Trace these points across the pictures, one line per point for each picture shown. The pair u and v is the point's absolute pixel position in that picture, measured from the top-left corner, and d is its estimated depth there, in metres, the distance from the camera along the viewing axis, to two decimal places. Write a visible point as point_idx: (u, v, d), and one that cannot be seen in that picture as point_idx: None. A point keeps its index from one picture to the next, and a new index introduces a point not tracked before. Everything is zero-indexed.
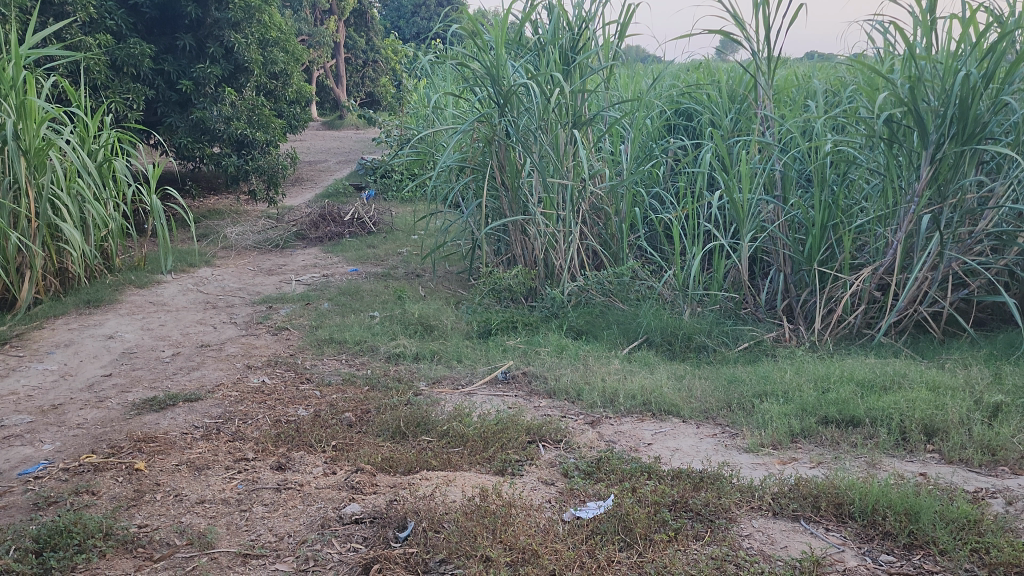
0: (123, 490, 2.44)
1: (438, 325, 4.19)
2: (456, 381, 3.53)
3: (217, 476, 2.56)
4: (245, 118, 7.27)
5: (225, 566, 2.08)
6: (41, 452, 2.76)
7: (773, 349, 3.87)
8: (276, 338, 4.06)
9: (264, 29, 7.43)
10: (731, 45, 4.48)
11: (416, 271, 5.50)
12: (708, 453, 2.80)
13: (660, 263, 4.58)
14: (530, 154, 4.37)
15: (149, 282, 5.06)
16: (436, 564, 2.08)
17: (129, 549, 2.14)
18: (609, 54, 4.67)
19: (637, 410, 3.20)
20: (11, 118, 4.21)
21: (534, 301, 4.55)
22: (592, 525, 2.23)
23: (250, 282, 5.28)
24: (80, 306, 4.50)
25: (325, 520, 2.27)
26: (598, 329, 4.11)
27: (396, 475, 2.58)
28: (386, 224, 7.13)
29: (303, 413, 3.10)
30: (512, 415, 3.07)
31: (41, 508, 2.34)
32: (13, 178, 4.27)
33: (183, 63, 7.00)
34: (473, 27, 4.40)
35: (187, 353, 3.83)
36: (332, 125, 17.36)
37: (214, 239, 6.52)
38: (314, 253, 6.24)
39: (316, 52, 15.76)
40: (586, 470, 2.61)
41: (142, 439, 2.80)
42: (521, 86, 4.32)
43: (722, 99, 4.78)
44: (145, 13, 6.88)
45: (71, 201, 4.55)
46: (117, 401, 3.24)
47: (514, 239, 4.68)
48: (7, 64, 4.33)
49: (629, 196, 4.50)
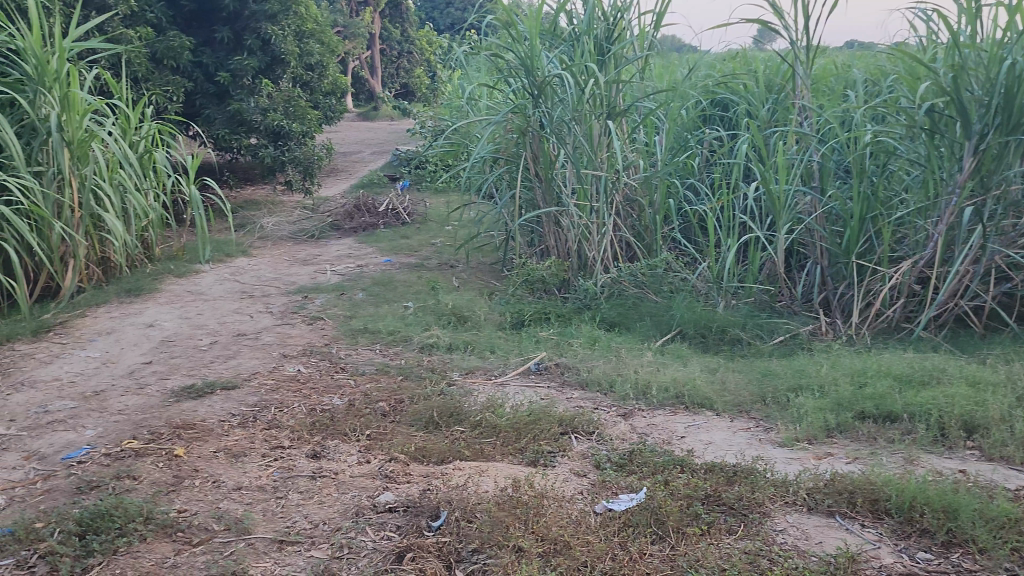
0: (162, 475, 2.49)
1: (471, 316, 4.20)
2: (489, 372, 3.55)
3: (253, 463, 2.60)
4: (281, 108, 7.26)
5: (262, 552, 2.11)
6: (83, 438, 2.82)
7: (809, 343, 3.83)
8: (311, 328, 4.10)
9: (301, 21, 7.47)
10: (768, 34, 4.42)
11: (449, 261, 5.52)
12: (741, 447, 2.78)
13: (694, 256, 4.55)
14: (564, 145, 4.37)
15: (188, 272, 5.14)
16: (468, 553, 2.09)
17: (169, 533, 2.18)
18: (644, 44, 4.63)
19: (670, 403, 3.18)
20: (54, 110, 4.30)
21: (566, 292, 4.53)
22: (623, 517, 2.24)
23: (286, 272, 5.34)
24: (121, 294, 4.58)
25: (360, 508, 2.30)
26: (631, 320, 4.09)
27: (429, 465, 2.60)
28: (420, 214, 7.16)
29: (337, 402, 3.14)
30: (545, 406, 3.07)
31: (84, 491, 2.40)
32: (57, 170, 4.37)
33: (221, 55, 7.15)
34: (508, 17, 4.41)
35: (224, 342, 3.89)
36: (366, 116, 17.45)
37: (251, 229, 6.60)
38: (349, 243, 6.29)
39: (351, 43, 15.78)
40: (618, 462, 2.60)
41: (181, 426, 2.86)
42: (555, 76, 4.34)
43: (759, 89, 4.70)
44: (183, 7, 7.04)
45: (112, 192, 4.64)
46: (157, 388, 3.30)
47: (547, 230, 4.67)
48: (51, 57, 4.41)
49: (663, 187, 4.47)
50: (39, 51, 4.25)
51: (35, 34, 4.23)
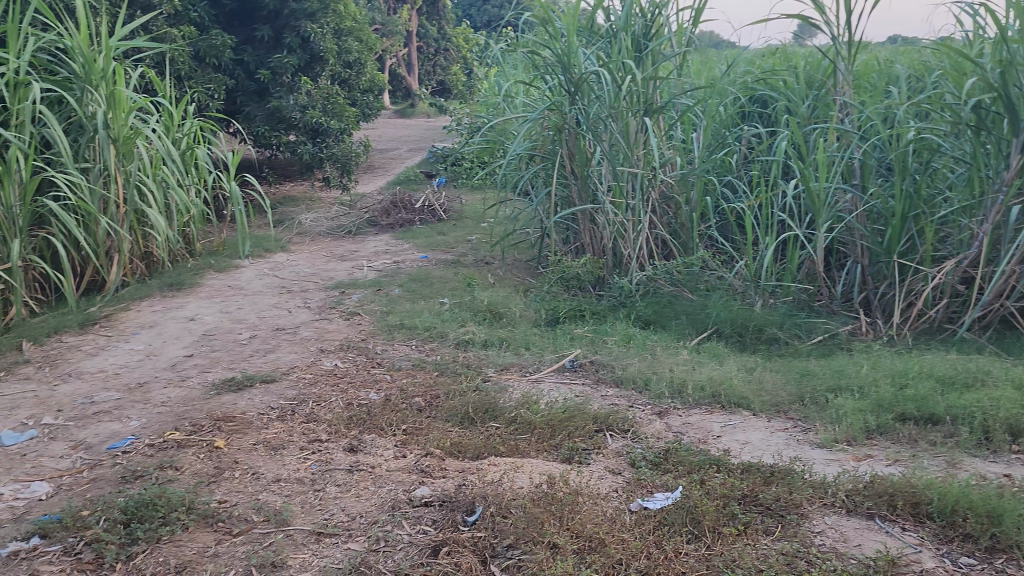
0: (204, 466, 2.54)
1: (507, 312, 4.21)
2: (524, 368, 3.56)
3: (292, 456, 2.64)
4: (319, 105, 7.32)
5: (300, 544, 2.15)
6: (127, 428, 2.88)
7: (849, 343, 3.78)
8: (349, 323, 4.15)
9: (339, 19, 7.53)
10: (809, 29, 4.37)
11: (485, 258, 5.53)
12: (779, 447, 2.75)
13: (731, 253, 4.51)
14: (600, 143, 4.36)
15: (228, 267, 5.21)
16: (503, 549, 2.10)
17: (210, 523, 2.22)
18: (683, 40, 4.60)
19: (706, 402, 3.16)
20: (101, 108, 4.40)
21: (601, 290, 4.52)
22: (658, 516, 2.23)
23: (324, 267, 5.39)
24: (163, 288, 4.67)
25: (396, 502, 2.33)
26: (666, 319, 4.07)
27: (465, 460, 2.62)
28: (456, 211, 7.19)
29: (374, 397, 3.17)
30: (580, 403, 3.07)
31: (128, 481, 2.45)
32: (103, 166, 4.47)
33: (261, 53, 7.25)
34: (545, 14, 4.41)
35: (263, 336, 3.94)
36: (403, 113, 17.57)
37: (289, 225, 6.68)
38: (386, 239, 6.34)
39: (388, 41, 15.87)
40: (653, 460, 2.60)
41: (221, 419, 2.91)
42: (592, 73, 4.33)
43: (798, 85, 4.63)
44: (225, 6, 7.16)
45: (156, 188, 4.72)
46: (198, 380, 3.36)
47: (583, 227, 4.66)
48: (98, 56, 4.51)
49: (700, 184, 4.43)
50: (86, 50, 4.36)
51: (83, 34, 4.34)
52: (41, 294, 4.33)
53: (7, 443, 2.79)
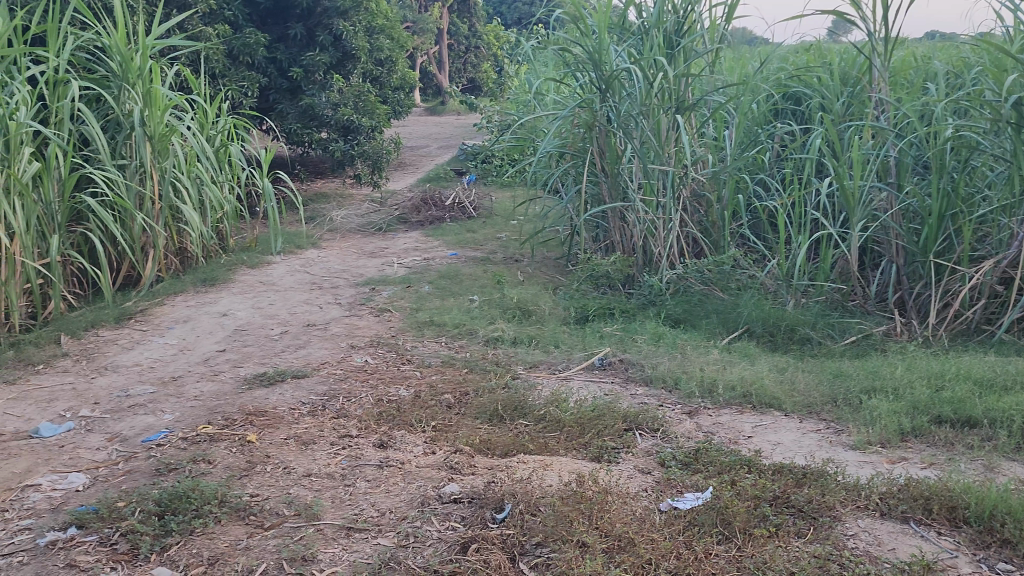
0: (236, 460, 2.57)
1: (536, 310, 4.21)
2: (553, 366, 3.55)
3: (323, 451, 2.66)
4: (352, 103, 7.37)
5: (331, 538, 2.16)
6: (162, 422, 2.93)
7: (883, 343, 3.72)
8: (379, 319, 4.17)
9: (371, 17, 7.56)
10: (844, 25, 4.30)
11: (514, 255, 5.53)
12: (812, 449, 2.72)
13: (763, 252, 4.46)
14: (631, 140, 4.34)
15: (260, 263, 5.26)
16: (531, 547, 2.10)
17: (242, 516, 2.24)
18: (715, 37, 4.55)
19: (737, 402, 3.13)
20: (137, 106, 4.47)
21: (631, 288, 4.50)
22: (688, 517, 2.22)
23: (354, 264, 5.43)
24: (197, 284, 4.72)
25: (425, 498, 2.33)
26: (697, 317, 4.04)
27: (494, 458, 2.62)
28: (486, 208, 7.19)
29: (403, 393, 3.18)
30: (609, 402, 3.06)
31: (162, 473, 2.49)
32: (139, 163, 4.54)
33: (294, 51, 7.31)
34: (576, 11, 4.40)
35: (295, 332, 3.98)
36: (434, 110, 17.63)
37: (321, 222, 6.73)
38: (416, 237, 6.37)
39: (420, 38, 15.93)
40: (683, 460, 2.58)
41: (253, 413, 2.94)
42: (623, 70, 4.32)
43: (833, 82, 4.56)
44: (259, 4, 7.24)
45: (190, 184, 4.78)
46: (230, 375, 3.40)
47: (613, 225, 4.64)
48: (135, 54, 4.57)
49: (732, 182, 4.38)
50: (123, 49, 4.42)
51: (120, 33, 4.40)
52: (79, 289, 4.40)
53: (46, 434, 2.84)
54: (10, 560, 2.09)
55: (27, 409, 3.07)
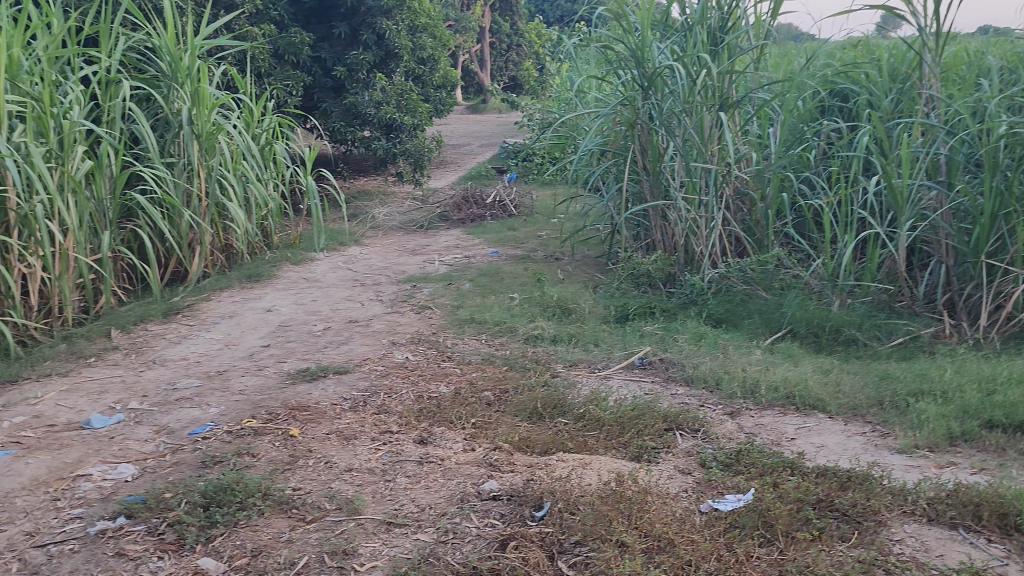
0: (279, 454, 2.61)
1: (576, 308, 4.20)
2: (593, 365, 3.54)
3: (364, 446, 2.68)
4: (394, 102, 7.41)
5: (371, 533, 2.18)
6: (207, 415, 2.98)
7: (932, 346, 3.64)
8: (420, 316, 4.20)
9: (414, 15, 7.61)
10: (894, 20, 4.22)
11: (555, 254, 5.53)
12: (856, 452, 2.67)
13: (808, 251, 4.39)
14: (673, 138, 4.31)
15: (304, 260, 5.33)
16: (570, 545, 2.10)
17: (285, 509, 2.28)
18: (760, 32, 4.48)
19: (779, 403, 3.09)
20: (185, 104, 4.56)
21: (672, 287, 4.46)
22: (730, 518, 2.20)
23: (396, 261, 5.47)
24: (242, 280, 4.80)
25: (464, 495, 2.35)
26: (739, 317, 4.00)
27: (533, 455, 2.62)
28: (527, 207, 7.18)
29: (444, 390, 3.20)
30: (649, 401, 3.04)
31: (208, 466, 2.54)
32: (187, 161, 4.63)
33: (338, 50, 7.41)
34: (619, 9, 4.38)
35: (337, 328, 4.03)
36: (475, 109, 17.67)
37: (363, 220, 6.80)
38: (457, 234, 6.39)
39: (462, 37, 15.99)
40: (725, 461, 2.55)
41: (297, 408, 2.98)
42: (666, 68, 4.29)
43: (882, 78, 4.46)
44: (304, 4, 7.34)
45: (236, 182, 4.87)
46: (274, 370, 3.46)
47: (654, 224, 4.60)
48: (183, 54, 4.66)
49: (777, 181, 4.32)
50: (173, 48, 4.52)
51: (170, 33, 4.50)
52: (128, 284, 4.50)
53: (97, 425, 2.91)
54: (62, 548, 2.15)
55: (79, 400, 3.16)
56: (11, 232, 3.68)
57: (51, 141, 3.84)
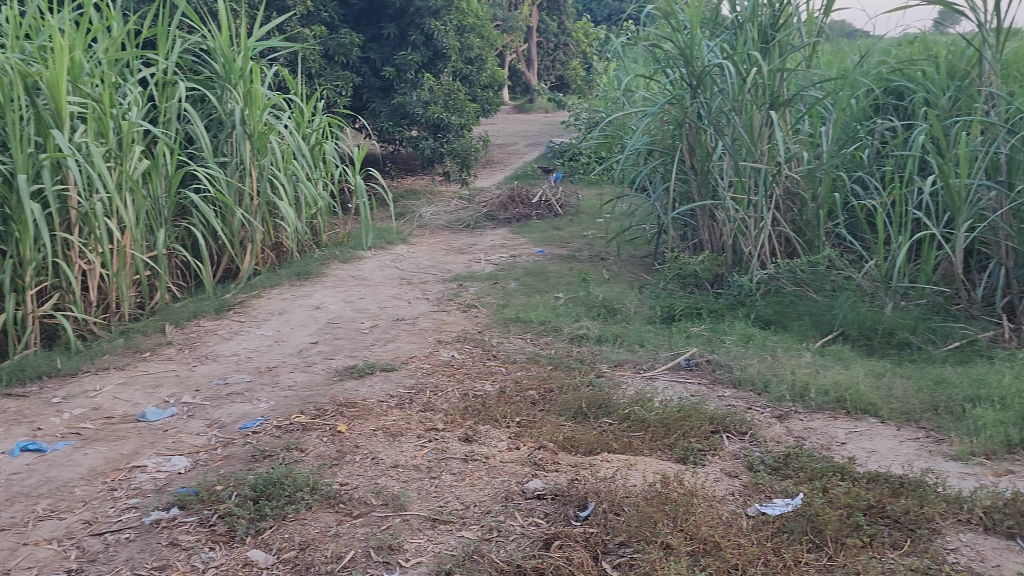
0: (327, 449, 2.64)
1: (621, 309, 4.18)
2: (638, 365, 3.52)
3: (409, 443, 2.71)
4: (442, 101, 7.44)
5: (416, 529, 2.20)
6: (257, 410, 3.04)
7: (990, 350, 3.54)
8: (466, 315, 4.22)
9: (462, 15, 7.64)
10: (953, 17, 4.11)
11: (601, 254, 5.51)
12: (909, 458, 2.61)
13: (860, 253, 4.30)
14: (722, 137, 4.26)
15: (352, 258, 5.39)
16: (614, 546, 2.10)
17: (332, 504, 2.31)
18: (813, 30, 4.40)
19: (830, 407, 3.04)
20: (238, 105, 4.65)
21: (720, 288, 4.41)
22: (778, 522, 2.17)
23: (442, 260, 5.51)
24: (292, 277, 4.87)
25: (509, 493, 2.35)
26: (789, 319, 3.93)
27: (578, 455, 2.62)
28: (573, 206, 7.16)
29: (489, 389, 3.22)
30: (695, 403, 3.01)
31: (258, 459, 2.59)
32: (240, 160, 4.73)
33: (387, 50, 7.49)
34: (668, 7, 4.35)
35: (384, 326, 4.06)
36: (522, 109, 17.68)
37: (410, 218, 6.85)
38: (503, 234, 6.41)
39: (509, 37, 16.01)
40: (772, 465, 2.52)
41: (344, 404, 3.02)
42: (715, 66, 4.25)
43: (939, 75, 4.35)
44: (354, 5, 7.45)
45: (287, 181, 4.95)
46: (323, 366, 3.51)
47: (702, 224, 4.55)
48: (236, 56, 4.75)
49: (828, 180, 4.24)
50: (227, 50, 4.64)
51: (224, 36, 4.60)
52: (182, 281, 4.61)
53: (152, 418, 2.99)
54: (118, 537, 2.21)
55: (135, 393, 3.24)
56: (72, 230, 3.79)
57: (111, 141, 3.95)
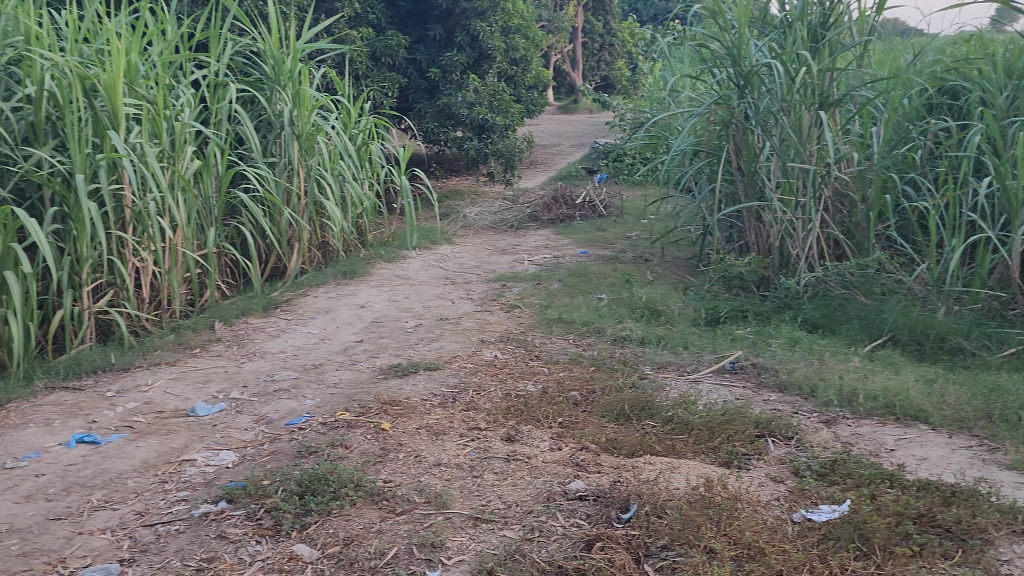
0: (371, 446, 2.68)
1: (665, 310, 4.15)
2: (682, 367, 3.49)
3: (452, 442, 2.72)
4: (487, 102, 7.46)
5: (458, 527, 2.22)
6: (303, 407, 3.09)
7: None
8: (508, 315, 4.23)
9: (508, 16, 7.66)
10: (1012, 14, 4.01)
11: (645, 255, 5.47)
12: (962, 466, 2.55)
13: (912, 256, 4.21)
14: (770, 137, 4.20)
15: (397, 258, 5.44)
16: (657, 549, 2.09)
17: (376, 501, 2.34)
18: (864, 28, 4.32)
19: (879, 413, 2.98)
20: (287, 106, 4.73)
21: (766, 291, 4.35)
22: (824, 529, 2.13)
23: (486, 260, 5.52)
24: (338, 276, 4.93)
25: (551, 493, 2.35)
26: (837, 323, 3.86)
27: (620, 457, 2.61)
28: (617, 207, 7.13)
29: (531, 389, 3.22)
30: (740, 407, 2.98)
31: (304, 455, 2.63)
32: (288, 160, 4.81)
33: (433, 51, 7.54)
34: (715, 6, 4.31)
35: (428, 325, 4.09)
36: (567, 109, 17.65)
37: (454, 218, 6.89)
38: (546, 234, 6.41)
39: (554, 36, 15.98)
40: (819, 471, 2.48)
41: (388, 402, 3.05)
42: (764, 66, 4.20)
43: (996, 74, 4.24)
44: (400, 7, 7.55)
45: (334, 181, 5.01)
46: (368, 364, 3.55)
47: (748, 225, 4.49)
48: (286, 57, 4.83)
49: (879, 182, 4.16)
50: (276, 53, 4.72)
51: (274, 38, 4.68)
52: (231, 278, 4.70)
53: (201, 413, 3.06)
54: (169, 528, 2.26)
55: (185, 388, 3.32)
56: (126, 228, 3.89)
57: (164, 142, 4.04)
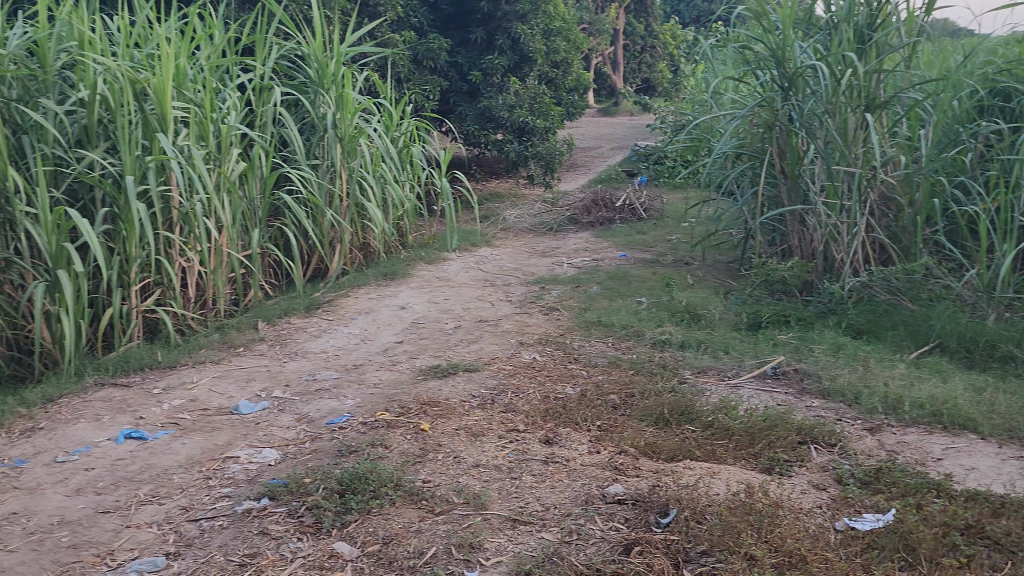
0: (411, 446, 2.70)
1: (705, 314, 4.12)
2: (723, 372, 3.46)
3: (491, 443, 2.73)
4: (527, 105, 7.47)
5: (497, 528, 2.22)
6: (344, 406, 3.12)
7: None
8: (547, 317, 4.23)
9: (549, 19, 7.67)
10: None
11: (685, 258, 5.43)
12: (1011, 477, 2.49)
13: (961, 260, 4.12)
14: (814, 140, 4.15)
15: (437, 259, 5.48)
16: (696, 555, 2.07)
17: (415, 500, 2.35)
18: (913, 29, 4.24)
19: (925, 421, 2.92)
20: (330, 109, 4.80)
21: (809, 295, 4.29)
22: (868, 539, 2.09)
23: (525, 262, 5.53)
24: (379, 278, 4.98)
25: (589, 496, 2.35)
26: (882, 329, 3.79)
27: (659, 461, 2.59)
28: (657, 210, 7.09)
29: (570, 392, 3.21)
30: (782, 413, 2.94)
31: (344, 454, 2.65)
32: (331, 163, 4.87)
33: (474, 54, 7.57)
34: (760, 7, 4.26)
35: (467, 327, 4.11)
36: (608, 112, 17.59)
37: (494, 221, 6.91)
38: (586, 237, 6.39)
39: (595, 39, 15.93)
40: (862, 479, 2.44)
41: (428, 403, 3.07)
42: (808, 67, 4.15)
43: None
44: (442, 10, 7.60)
45: (375, 183, 5.06)
46: (407, 365, 3.57)
47: (791, 229, 4.43)
48: (329, 61, 4.89)
49: (927, 185, 4.08)
50: (320, 57, 4.79)
51: (318, 42, 4.75)
52: (274, 279, 4.77)
53: (244, 411, 3.11)
54: (213, 523, 2.31)
55: (229, 387, 3.37)
56: (174, 229, 3.97)
57: (211, 144, 4.12)
